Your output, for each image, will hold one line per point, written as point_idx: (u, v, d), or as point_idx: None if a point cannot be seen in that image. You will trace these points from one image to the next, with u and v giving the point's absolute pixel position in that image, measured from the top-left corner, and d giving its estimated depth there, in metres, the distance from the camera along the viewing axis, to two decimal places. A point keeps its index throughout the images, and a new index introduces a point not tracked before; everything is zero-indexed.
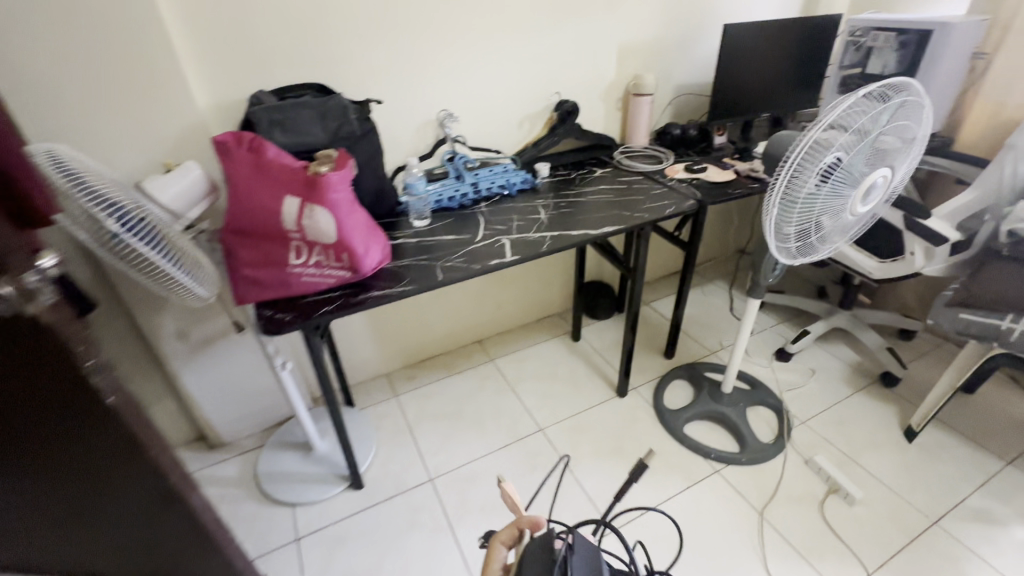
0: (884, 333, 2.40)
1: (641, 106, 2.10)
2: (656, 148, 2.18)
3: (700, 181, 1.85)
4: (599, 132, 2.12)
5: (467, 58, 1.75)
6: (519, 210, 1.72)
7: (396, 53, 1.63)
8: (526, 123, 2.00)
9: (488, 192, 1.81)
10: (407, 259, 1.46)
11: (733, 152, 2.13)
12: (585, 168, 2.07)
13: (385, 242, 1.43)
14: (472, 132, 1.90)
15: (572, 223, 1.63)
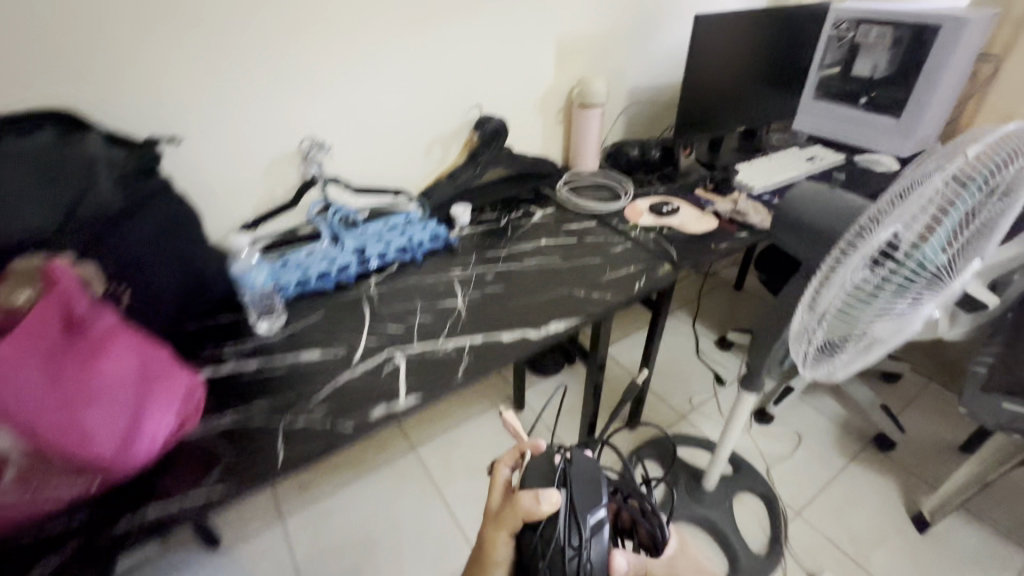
0: (868, 376, 2.10)
1: (589, 121, 1.61)
2: (609, 176, 1.69)
3: (674, 231, 1.37)
4: (536, 157, 1.60)
5: (340, 63, 1.19)
6: (426, 291, 1.17)
7: (218, 57, 1.04)
8: (437, 149, 1.47)
9: (379, 260, 1.23)
10: (230, 413, 0.87)
11: (705, 179, 1.67)
12: (520, 207, 1.54)
13: (188, 387, 0.87)
14: (359, 166, 1.34)
15: (504, 315, 1.09)
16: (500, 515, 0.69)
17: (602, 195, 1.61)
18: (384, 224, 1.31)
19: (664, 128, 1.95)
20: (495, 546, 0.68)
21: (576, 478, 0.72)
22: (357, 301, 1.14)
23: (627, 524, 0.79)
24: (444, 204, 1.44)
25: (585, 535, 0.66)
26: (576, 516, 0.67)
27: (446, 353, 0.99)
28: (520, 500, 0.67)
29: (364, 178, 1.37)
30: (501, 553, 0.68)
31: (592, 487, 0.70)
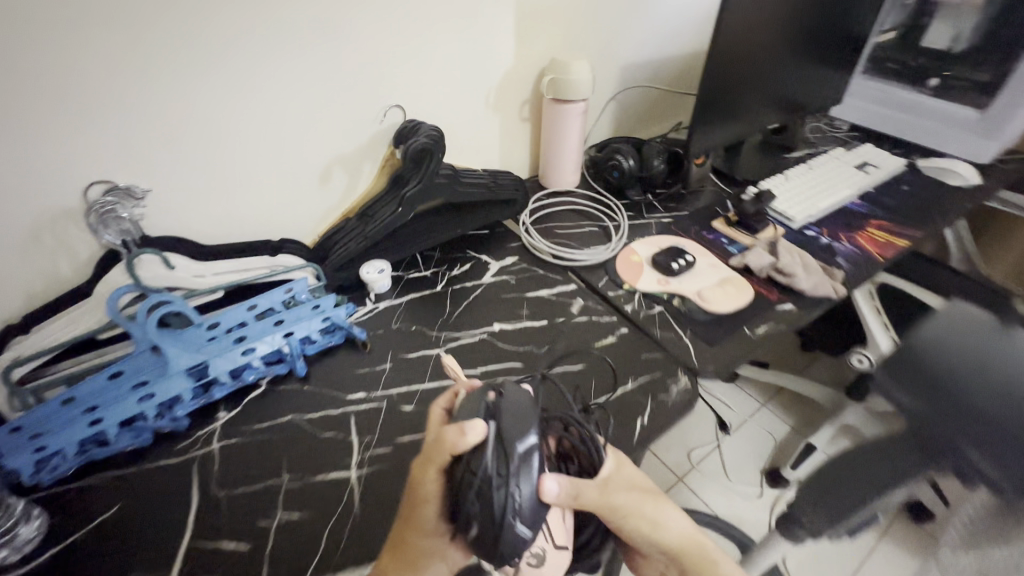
0: None
1: (565, 122, 1.13)
2: (595, 197, 1.22)
3: (691, 303, 0.92)
4: (491, 176, 1.12)
5: (137, 53, 0.71)
6: (303, 444, 0.72)
7: None
8: (338, 174, 0.97)
9: (233, 382, 0.77)
10: None
11: (727, 201, 1.21)
12: (468, 254, 1.07)
13: None
14: (204, 212, 0.86)
15: None
16: (421, 470, 0.57)
17: (584, 230, 1.14)
18: (247, 309, 0.82)
19: (664, 118, 1.47)
20: (426, 500, 0.56)
21: (508, 408, 0.58)
22: (184, 472, 0.69)
23: (564, 453, 0.64)
24: (350, 262, 0.96)
25: (513, 462, 0.53)
26: (505, 442, 0.54)
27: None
28: (449, 433, 0.54)
29: (218, 229, 0.89)
30: (434, 496, 0.56)
31: (515, 410, 0.57)
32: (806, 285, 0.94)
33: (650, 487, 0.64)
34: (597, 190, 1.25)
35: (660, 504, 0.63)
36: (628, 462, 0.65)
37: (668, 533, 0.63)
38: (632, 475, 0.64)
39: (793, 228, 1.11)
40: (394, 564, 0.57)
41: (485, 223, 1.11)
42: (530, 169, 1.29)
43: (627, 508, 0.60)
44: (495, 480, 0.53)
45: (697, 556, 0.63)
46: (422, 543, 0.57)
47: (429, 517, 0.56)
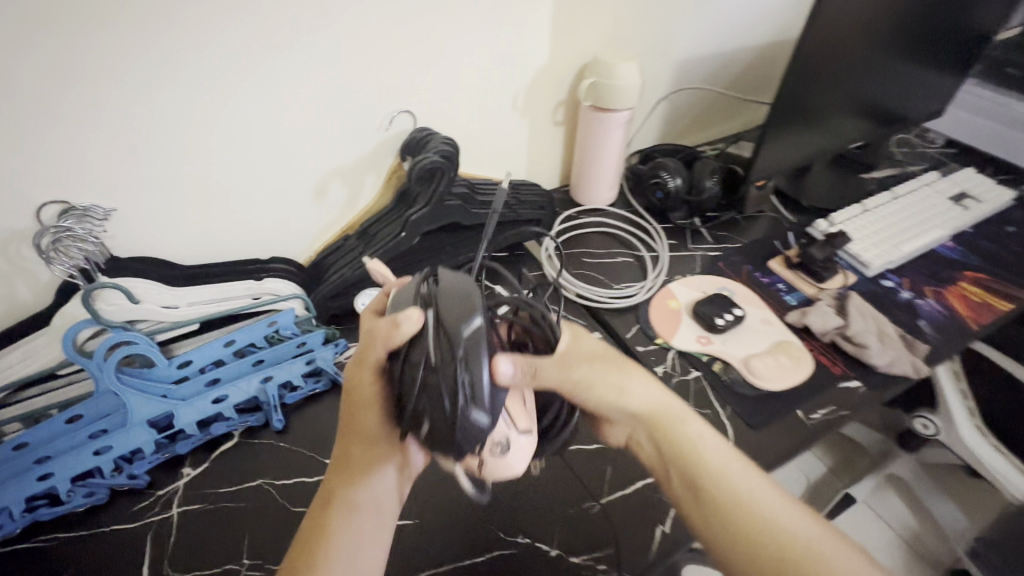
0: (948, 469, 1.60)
1: (605, 131, 0.96)
2: (632, 220, 1.06)
3: (734, 373, 0.78)
4: (513, 191, 0.97)
5: (90, 53, 0.59)
6: (269, 519, 0.64)
7: None
8: (335, 186, 0.85)
9: (201, 434, 0.69)
10: None
11: (788, 234, 1.03)
12: (480, 282, 0.95)
13: None
14: (180, 229, 0.76)
15: None
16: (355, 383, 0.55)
17: (616, 260, 1.00)
18: (224, 346, 0.74)
19: (718, 124, 1.28)
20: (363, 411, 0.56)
21: (444, 294, 0.53)
22: (134, 544, 0.61)
23: (517, 342, 0.58)
24: (345, 291, 0.85)
25: (458, 349, 0.49)
26: (447, 332, 0.49)
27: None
28: (382, 327, 0.52)
29: (196, 246, 0.79)
30: (376, 400, 0.55)
31: (455, 297, 0.51)
32: (880, 361, 0.78)
33: (613, 353, 0.59)
34: (635, 210, 1.09)
35: (626, 376, 0.59)
36: (584, 334, 0.60)
37: (637, 398, 0.58)
38: (597, 348, 0.59)
39: (867, 276, 0.94)
40: (344, 473, 0.56)
41: (502, 247, 0.98)
42: (560, 178, 1.13)
43: (589, 388, 0.57)
44: (437, 364, 0.49)
45: (672, 419, 0.58)
46: (368, 450, 0.57)
47: (371, 424, 0.56)
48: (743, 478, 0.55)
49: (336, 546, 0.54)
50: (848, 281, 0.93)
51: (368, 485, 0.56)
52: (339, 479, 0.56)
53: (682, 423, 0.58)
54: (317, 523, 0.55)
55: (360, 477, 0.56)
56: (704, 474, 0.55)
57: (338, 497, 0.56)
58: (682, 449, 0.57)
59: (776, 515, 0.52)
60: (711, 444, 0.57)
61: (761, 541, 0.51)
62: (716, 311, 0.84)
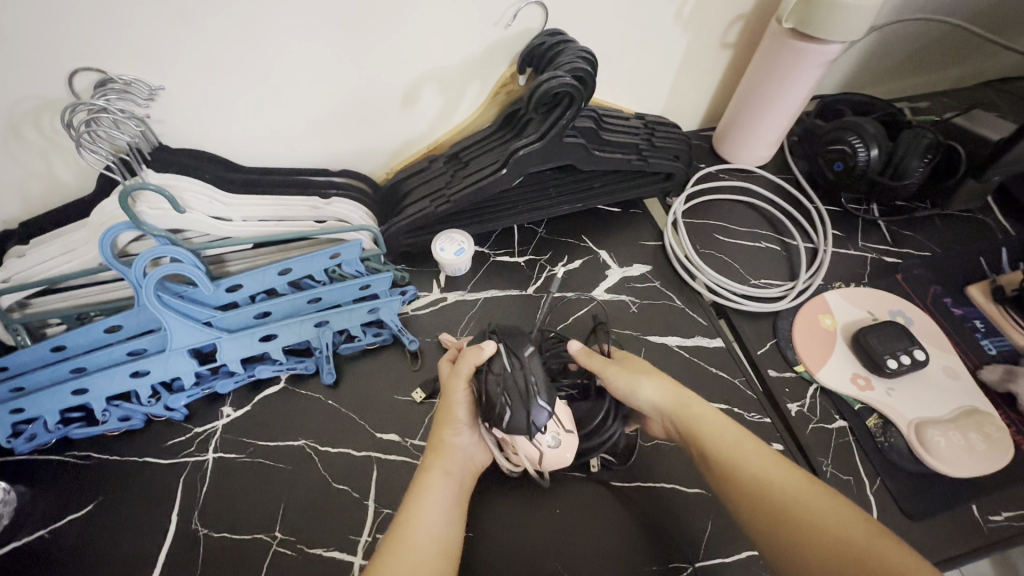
0: None
1: (796, 70, 0.70)
2: (789, 193, 0.82)
3: (896, 436, 0.60)
4: (649, 130, 0.75)
5: None
6: (306, 487, 0.56)
7: None
8: (429, 92, 0.67)
9: (244, 373, 0.61)
10: None
11: (1002, 252, 0.76)
12: (582, 241, 0.76)
13: None
14: (241, 122, 0.62)
15: None
16: (450, 382, 0.55)
17: (758, 245, 0.78)
18: (279, 275, 0.62)
19: (934, 72, 0.94)
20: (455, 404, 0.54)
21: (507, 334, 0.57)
22: (170, 484, 0.56)
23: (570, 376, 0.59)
24: (424, 227, 0.70)
25: (526, 362, 0.52)
26: (515, 349, 0.53)
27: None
28: (472, 353, 0.54)
29: (259, 146, 0.65)
30: (465, 402, 0.54)
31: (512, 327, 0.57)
32: None
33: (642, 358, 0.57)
34: (794, 179, 0.85)
35: (653, 369, 0.55)
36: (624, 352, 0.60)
37: (652, 391, 0.53)
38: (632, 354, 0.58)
39: None
40: (436, 450, 0.53)
41: (618, 201, 0.78)
42: (702, 119, 0.89)
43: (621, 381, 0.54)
44: (510, 371, 0.52)
45: (687, 394, 0.53)
46: (459, 438, 0.54)
47: (462, 416, 0.54)
48: (754, 451, 0.48)
49: (435, 515, 0.49)
50: None
51: (459, 465, 0.53)
52: (433, 456, 0.53)
53: (687, 400, 0.52)
54: (410, 494, 0.50)
55: (451, 458, 0.53)
56: (714, 447, 0.49)
57: (431, 471, 0.52)
58: (698, 429, 0.50)
59: (784, 476, 0.46)
60: (717, 419, 0.51)
61: (778, 507, 0.44)
62: (889, 347, 0.63)
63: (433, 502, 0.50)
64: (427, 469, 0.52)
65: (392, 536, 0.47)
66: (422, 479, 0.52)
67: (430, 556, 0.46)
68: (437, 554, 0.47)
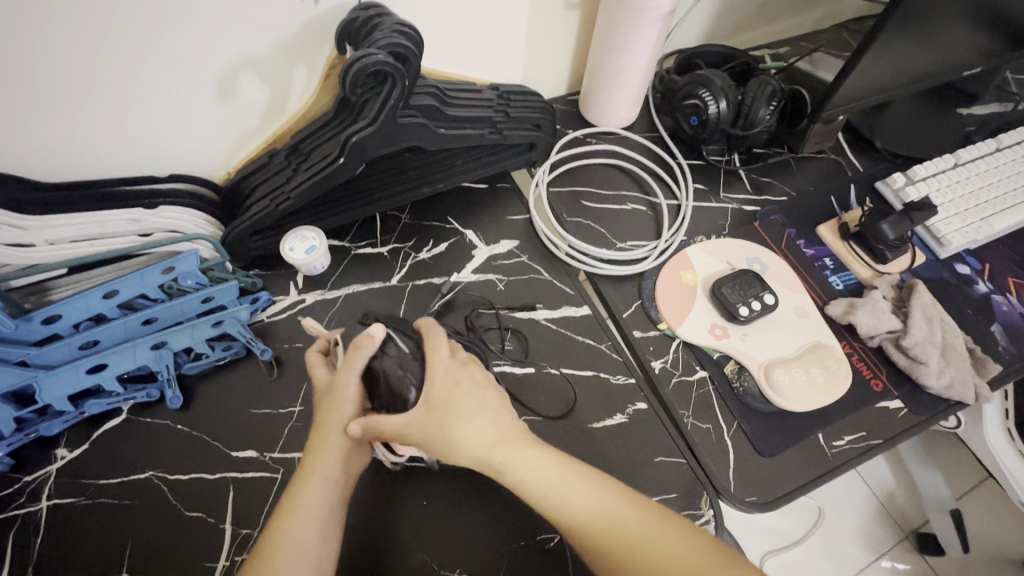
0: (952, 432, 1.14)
1: (635, 26, 0.70)
2: (654, 151, 0.82)
3: (749, 380, 0.63)
4: (502, 102, 0.73)
5: None
6: (155, 521, 0.53)
7: None
8: (248, 81, 0.61)
9: (74, 412, 0.56)
10: None
11: (850, 189, 0.80)
12: (448, 223, 0.74)
13: None
14: (23, 134, 0.54)
15: None
16: (335, 386, 0.52)
17: (625, 207, 0.78)
18: (103, 299, 0.57)
19: (789, 17, 0.96)
20: (342, 403, 0.52)
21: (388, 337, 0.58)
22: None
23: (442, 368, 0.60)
24: (269, 228, 0.66)
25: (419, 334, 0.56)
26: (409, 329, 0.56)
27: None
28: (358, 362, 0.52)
29: (56, 159, 0.58)
30: (353, 398, 0.52)
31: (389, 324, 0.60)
32: (934, 383, 0.62)
33: (459, 388, 0.50)
34: (659, 137, 0.85)
35: (466, 420, 0.48)
36: (441, 346, 0.53)
37: (467, 443, 0.47)
38: (446, 376, 0.50)
39: (938, 258, 0.74)
40: (314, 455, 0.50)
41: (482, 176, 0.76)
42: (568, 83, 0.88)
43: (425, 435, 0.48)
44: (406, 351, 0.55)
45: (509, 456, 0.46)
46: (338, 442, 0.50)
47: (347, 417, 0.51)
48: (588, 489, 0.46)
49: (304, 530, 0.46)
50: (915, 263, 0.73)
51: (337, 468, 0.50)
52: (310, 463, 0.49)
53: (505, 461, 0.47)
54: (284, 512, 0.47)
55: (328, 464, 0.49)
56: (540, 497, 0.46)
57: (303, 481, 0.48)
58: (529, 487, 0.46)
59: (619, 510, 0.45)
60: (547, 474, 0.46)
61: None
62: (742, 295, 0.66)
63: (304, 514, 0.47)
64: (301, 477, 0.49)
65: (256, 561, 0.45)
66: (296, 491, 0.48)
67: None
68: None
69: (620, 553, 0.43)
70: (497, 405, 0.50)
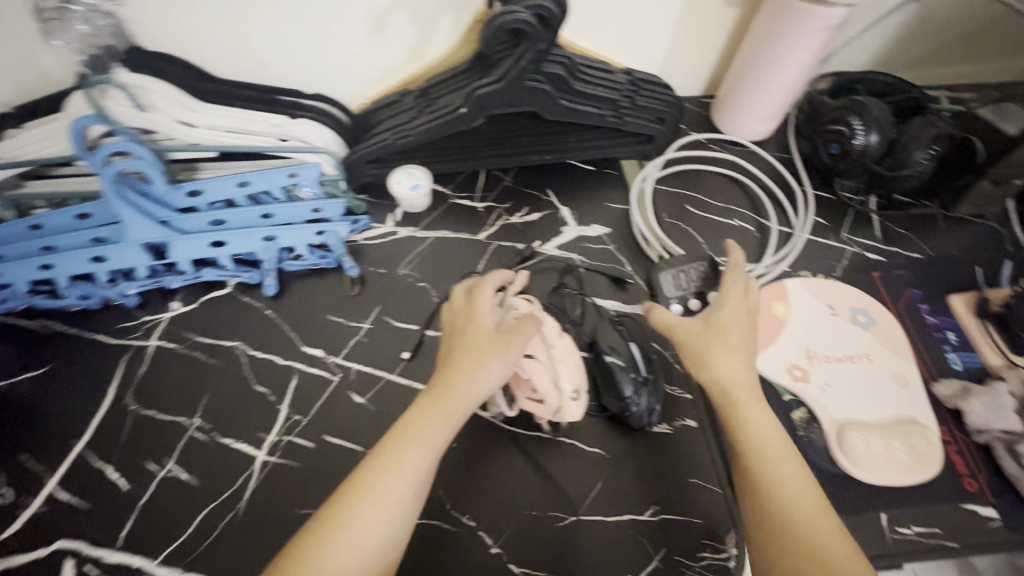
0: None
1: (793, 34, 0.65)
2: (779, 172, 0.77)
3: (818, 433, 0.57)
4: (629, 89, 0.71)
5: None
6: (230, 384, 0.60)
7: None
8: (400, 20, 0.66)
9: (193, 274, 0.65)
10: None
11: (1005, 265, 0.69)
12: (546, 195, 0.75)
13: None
14: (217, 31, 0.63)
15: None
16: (509, 339, 0.49)
17: (731, 223, 0.74)
18: (238, 187, 0.64)
19: (987, 60, 0.84)
20: (503, 356, 0.49)
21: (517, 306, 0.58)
22: (112, 363, 0.61)
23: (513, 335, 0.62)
24: (383, 158, 0.70)
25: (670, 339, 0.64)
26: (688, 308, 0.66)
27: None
28: (528, 325, 0.50)
29: (232, 58, 0.66)
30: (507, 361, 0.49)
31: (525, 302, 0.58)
32: None
33: (740, 324, 0.53)
34: (790, 159, 0.79)
35: (731, 352, 0.52)
36: (742, 283, 0.55)
37: (722, 370, 0.51)
38: (736, 311, 0.54)
39: None
40: (461, 390, 0.47)
41: (593, 157, 0.75)
42: (705, 84, 0.84)
43: (689, 339, 0.53)
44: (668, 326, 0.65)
45: (747, 397, 0.50)
46: (476, 391, 0.48)
47: (496, 372, 0.49)
48: (793, 465, 0.46)
49: (418, 468, 0.45)
50: None
51: (462, 415, 0.48)
52: (439, 404, 0.47)
53: (744, 399, 0.50)
54: (398, 436, 0.46)
55: (458, 409, 0.47)
56: (763, 449, 0.47)
57: (430, 417, 0.47)
58: (744, 434, 0.48)
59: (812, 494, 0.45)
60: (773, 435, 0.48)
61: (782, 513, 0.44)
62: (687, 285, 0.65)
63: (419, 448, 0.45)
64: (429, 410, 0.47)
65: (366, 476, 0.44)
66: (417, 425, 0.46)
67: (386, 519, 0.43)
68: (395, 518, 0.43)
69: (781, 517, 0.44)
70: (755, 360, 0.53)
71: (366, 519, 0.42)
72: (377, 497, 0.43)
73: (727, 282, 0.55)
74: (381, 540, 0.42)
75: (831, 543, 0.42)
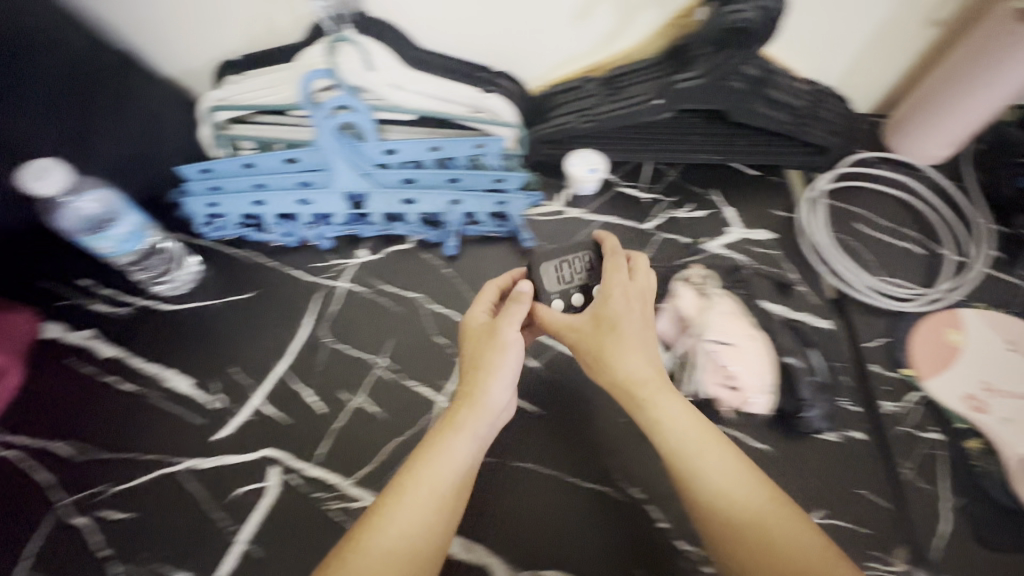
0: None
1: (1008, 63, 0.62)
2: (956, 199, 0.75)
3: (997, 467, 0.56)
4: (816, 99, 0.71)
5: None
6: (414, 332, 0.64)
7: None
8: (604, 7, 0.68)
9: (383, 226, 0.69)
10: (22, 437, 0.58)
11: None
12: (711, 194, 0.76)
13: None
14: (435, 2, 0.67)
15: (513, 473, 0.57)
16: (501, 332, 0.54)
17: (901, 245, 0.73)
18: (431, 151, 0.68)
19: None
20: (506, 354, 0.53)
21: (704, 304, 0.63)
22: (309, 298, 0.66)
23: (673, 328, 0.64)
24: (561, 141, 0.73)
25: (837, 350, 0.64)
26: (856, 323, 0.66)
27: (340, 517, 0.54)
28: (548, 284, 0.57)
29: (441, 29, 0.70)
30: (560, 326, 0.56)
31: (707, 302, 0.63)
32: None
33: (628, 307, 0.54)
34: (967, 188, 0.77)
35: (629, 345, 0.52)
36: (624, 269, 0.56)
37: (626, 368, 0.51)
38: (622, 297, 0.54)
39: None
40: (470, 407, 0.51)
41: (763, 162, 0.76)
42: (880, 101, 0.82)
43: (585, 346, 0.53)
44: (835, 337, 0.65)
45: (658, 390, 0.51)
46: (495, 397, 0.52)
47: (509, 371, 0.53)
48: (726, 456, 0.48)
49: (437, 480, 0.48)
50: None
51: (478, 426, 0.51)
52: (460, 417, 0.50)
53: (650, 397, 0.51)
54: (416, 460, 0.49)
55: (479, 418, 0.51)
56: (685, 447, 0.49)
57: (450, 432, 0.50)
58: (663, 434, 0.50)
59: (755, 491, 0.47)
60: (687, 427, 0.49)
61: (733, 512, 0.46)
62: (569, 277, 0.58)
63: (445, 461, 0.49)
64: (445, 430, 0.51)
65: (388, 497, 0.46)
66: (432, 441, 0.49)
67: (411, 529, 0.45)
68: (421, 521, 0.46)
69: (736, 519, 0.45)
70: (653, 344, 0.53)
71: (393, 532, 0.44)
72: (400, 511, 0.45)
73: (608, 274, 0.55)
74: (407, 549, 0.44)
75: (796, 536, 0.44)
